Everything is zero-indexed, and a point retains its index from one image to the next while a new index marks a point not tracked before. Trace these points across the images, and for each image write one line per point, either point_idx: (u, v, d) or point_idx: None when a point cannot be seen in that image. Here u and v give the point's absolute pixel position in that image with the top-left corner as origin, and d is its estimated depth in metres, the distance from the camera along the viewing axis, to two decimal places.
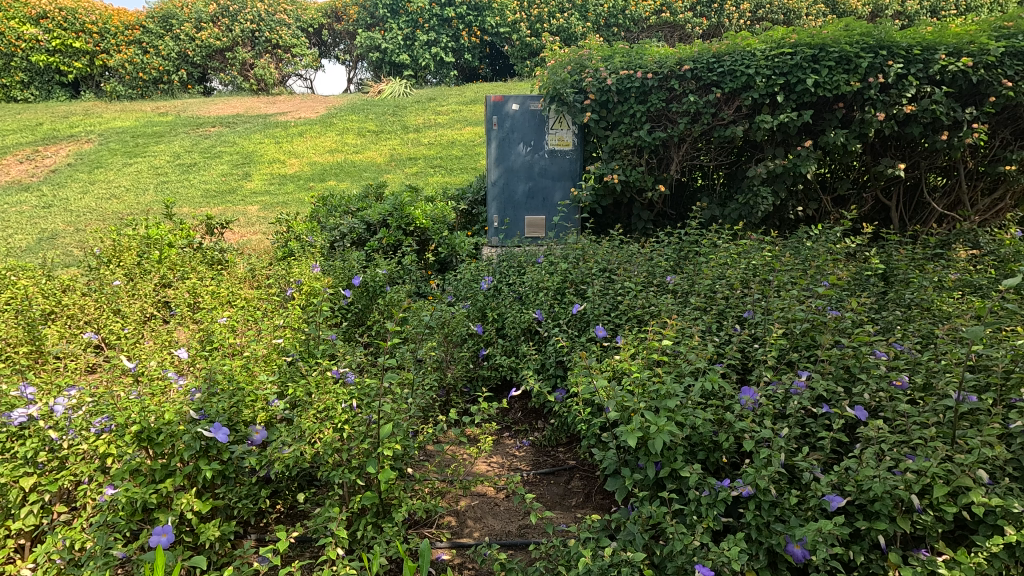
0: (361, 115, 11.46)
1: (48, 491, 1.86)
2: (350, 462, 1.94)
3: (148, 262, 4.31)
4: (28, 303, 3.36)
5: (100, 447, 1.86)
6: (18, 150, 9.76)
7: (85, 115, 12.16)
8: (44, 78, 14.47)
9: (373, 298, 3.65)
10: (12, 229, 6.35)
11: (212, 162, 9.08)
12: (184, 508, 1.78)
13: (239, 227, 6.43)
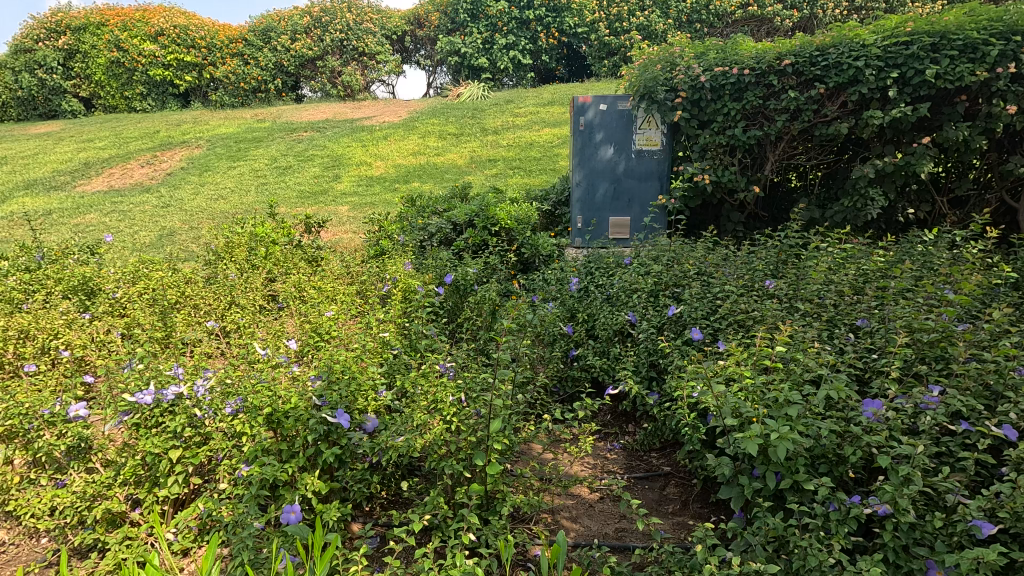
0: (442, 118, 11.79)
1: (191, 463, 2.04)
2: (459, 454, 2.00)
3: (257, 258, 4.62)
4: (158, 291, 3.68)
5: (237, 427, 2.03)
6: (139, 156, 10.80)
7: (194, 122, 13.30)
8: (159, 90, 15.92)
9: (464, 297, 3.74)
10: (138, 226, 7.04)
11: (305, 165, 9.64)
12: (307, 488, 1.89)
13: (332, 226, 6.79)
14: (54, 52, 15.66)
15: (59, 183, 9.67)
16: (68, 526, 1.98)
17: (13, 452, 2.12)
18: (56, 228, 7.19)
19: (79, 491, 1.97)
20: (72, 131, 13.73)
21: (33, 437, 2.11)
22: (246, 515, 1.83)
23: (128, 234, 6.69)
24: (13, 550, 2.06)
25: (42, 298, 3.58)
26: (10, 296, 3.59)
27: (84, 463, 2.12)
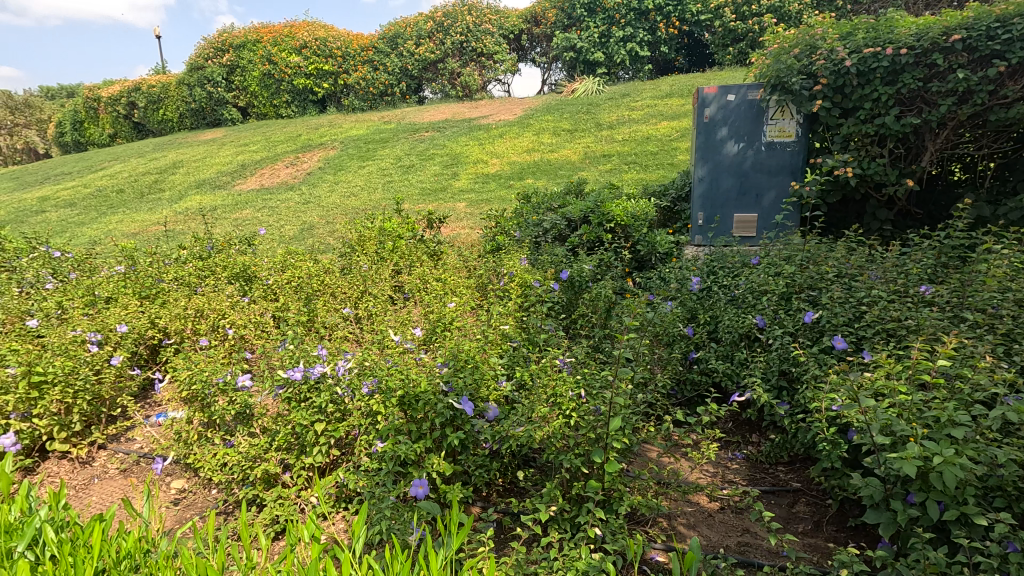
0: (557, 114, 11.84)
1: (334, 436, 2.23)
2: (578, 449, 2.02)
3: (384, 251, 4.95)
4: (302, 279, 4.05)
5: (373, 405, 2.20)
6: (285, 158, 12.04)
7: (331, 126, 14.56)
8: (301, 98, 17.58)
9: (578, 293, 3.74)
10: (285, 221, 7.86)
11: (427, 164, 10.16)
12: (433, 469, 1.99)
13: (451, 222, 7.10)
14: (219, 68, 17.92)
15: (222, 183, 11.07)
16: (233, 482, 2.24)
17: (192, 413, 2.46)
18: (220, 222, 8.24)
19: (243, 452, 2.23)
20: (232, 137, 15.66)
21: (208, 402, 2.42)
22: (380, 487, 1.97)
23: (276, 228, 7.49)
24: (190, 498, 2.37)
25: (211, 282, 4.11)
26: (187, 280, 4.17)
27: (246, 428, 2.40)
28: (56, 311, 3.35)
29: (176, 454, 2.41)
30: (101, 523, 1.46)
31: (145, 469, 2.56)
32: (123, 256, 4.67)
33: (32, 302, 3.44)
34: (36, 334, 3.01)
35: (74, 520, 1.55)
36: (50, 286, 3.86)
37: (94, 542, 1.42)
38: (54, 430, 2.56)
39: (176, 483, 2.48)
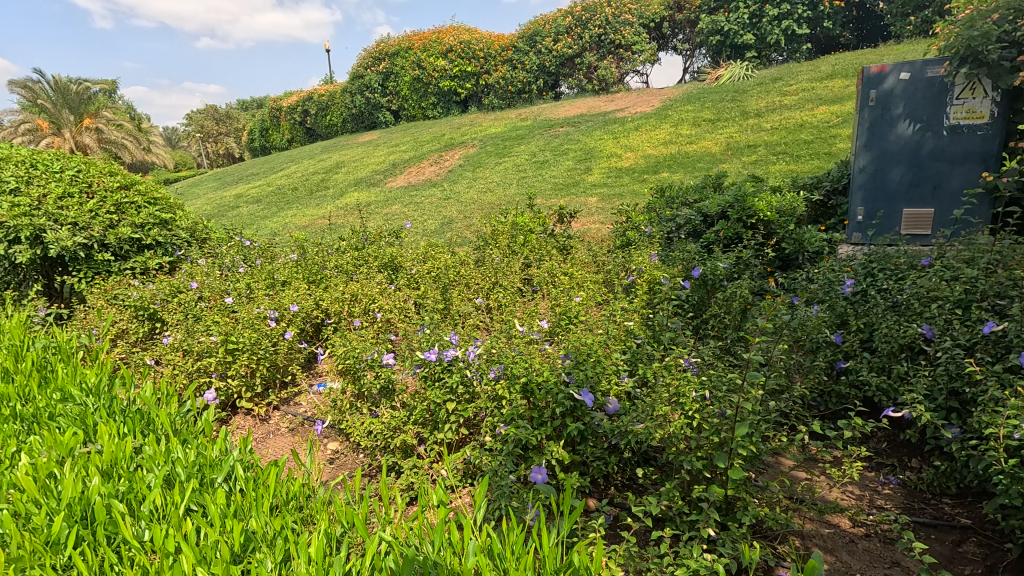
0: (698, 104, 11.28)
1: (462, 415, 2.40)
2: (700, 452, 1.96)
3: (516, 245, 5.12)
4: (441, 269, 4.33)
5: (499, 390, 2.32)
6: (429, 156, 12.93)
7: (472, 125, 15.33)
8: (445, 99, 18.99)
9: (711, 292, 3.57)
10: (428, 215, 8.46)
11: (561, 159, 10.26)
12: (552, 455, 2.05)
13: (582, 217, 7.12)
14: (376, 76, 19.93)
15: (375, 181, 12.21)
16: (377, 448, 2.51)
17: (345, 385, 2.79)
18: (373, 216, 9.12)
19: (385, 422, 2.48)
20: (386, 139, 17.18)
21: (359, 375, 2.74)
22: (503, 466, 2.08)
23: (420, 222, 8.10)
24: (342, 459, 2.69)
25: (364, 270, 4.59)
26: (345, 268, 4.69)
27: (388, 402, 2.66)
28: (245, 291, 3.97)
29: (331, 419, 2.75)
30: (275, 466, 1.74)
31: (308, 430, 2.95)
32: (296, 246, 5.38)
33: (228, 282, 4.12)
34: (230, 309, 3.60)
35: (256, 461, 1.86)
36: (241, 270, 4.58)
37: (269, 480, 1.70)
38: (242, 390, 3.06)
39: (331, 444, 2.83)
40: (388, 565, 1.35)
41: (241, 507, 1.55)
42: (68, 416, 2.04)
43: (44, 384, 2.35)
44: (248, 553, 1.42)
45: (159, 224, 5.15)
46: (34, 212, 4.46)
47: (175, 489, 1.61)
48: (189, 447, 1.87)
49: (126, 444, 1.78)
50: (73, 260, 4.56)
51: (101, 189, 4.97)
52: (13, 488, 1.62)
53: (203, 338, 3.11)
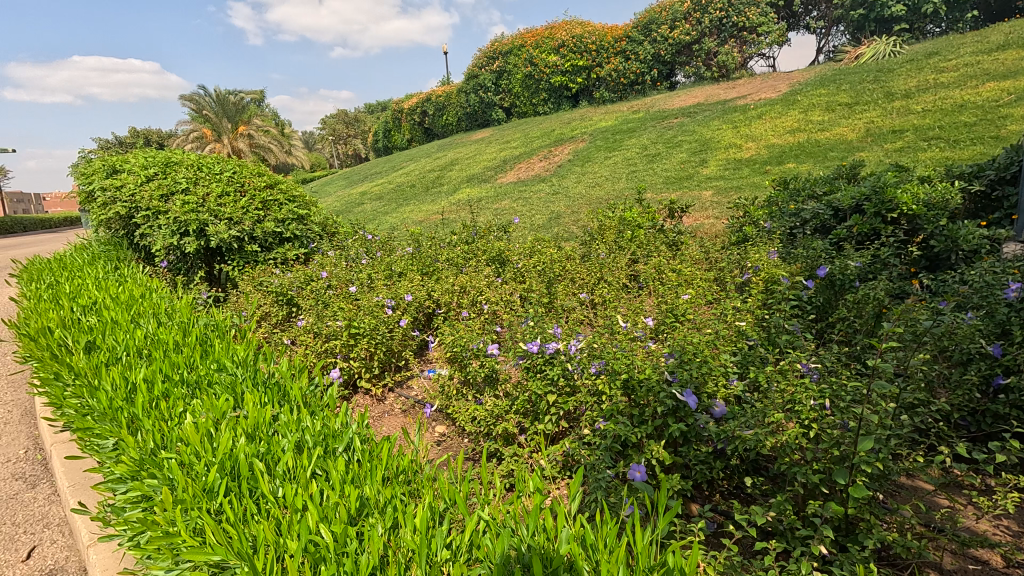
0: (832, 87, 10.28)
1: (562, 408, 2.42)
2: (818, 465, 1.81)
3: (623, 241, 4.98)
4: (547, 263, 4.37)
5: (599, 385, 2.31)
6: (539, 152, 13.08)
7: (582, 119, 15.27)
8: (556, 94, 19.74)
9: (840, 294, 3.25)
10: (536, 211, 8.57)
11: (674, 151, 9.88)
12: (653, 454, 2.00)
13: (695, 212, 6.80)
14: (489, 75, 21.48)
15: (487, 177, 12.62)
16: (480, 434, 2.60)
17: (453, 372, 2.92)
18: (484, 211, 9.45)
19: (489, 409, 2.56)
20: (498, 136, 17.67)
21: (465, 363, 2.86)
22: (601, 461, 2.06)
23: (528, 217, 8.25)
24: (448, 442, 2.83)
25: (473, 263, 4.78)
26: (456, 261, 4.92)
27: (492, 390, 2.75)
28: (366, 281, 4.31)
29: (439, 403, 2.90)
30: (387, 441, 1.88)
31: (418, 413, 3.14)
32: (412, 240, 5.74)
33: (353, 272, 4.49)
34: (353, 297, 3.93)
35: (372, 436, 2.03)
36: (364, 261, 4.98)
37: (382, 454, 1.84)
38: (361, 371, 3.32)
39: (439, 427, 2.98)
40: (485, 543, 1.42)
41: (358, 475, 1.70)
42: (222, 384, 2.37)
43: (204, 356, 2.74)
44: (362, 517, 1.56)
45: (297, 219, 5.75)
46: (200, 209, 5.18)
47: (304, 454, 1.80)
48: (317, 418, 2.09)
49: (266, 411, 2.03)
50: (228, 251, 5.24)
51: (251, 188, 5.64)
52: (180, 442, 1.91)
53: (330, 322, 3.43)
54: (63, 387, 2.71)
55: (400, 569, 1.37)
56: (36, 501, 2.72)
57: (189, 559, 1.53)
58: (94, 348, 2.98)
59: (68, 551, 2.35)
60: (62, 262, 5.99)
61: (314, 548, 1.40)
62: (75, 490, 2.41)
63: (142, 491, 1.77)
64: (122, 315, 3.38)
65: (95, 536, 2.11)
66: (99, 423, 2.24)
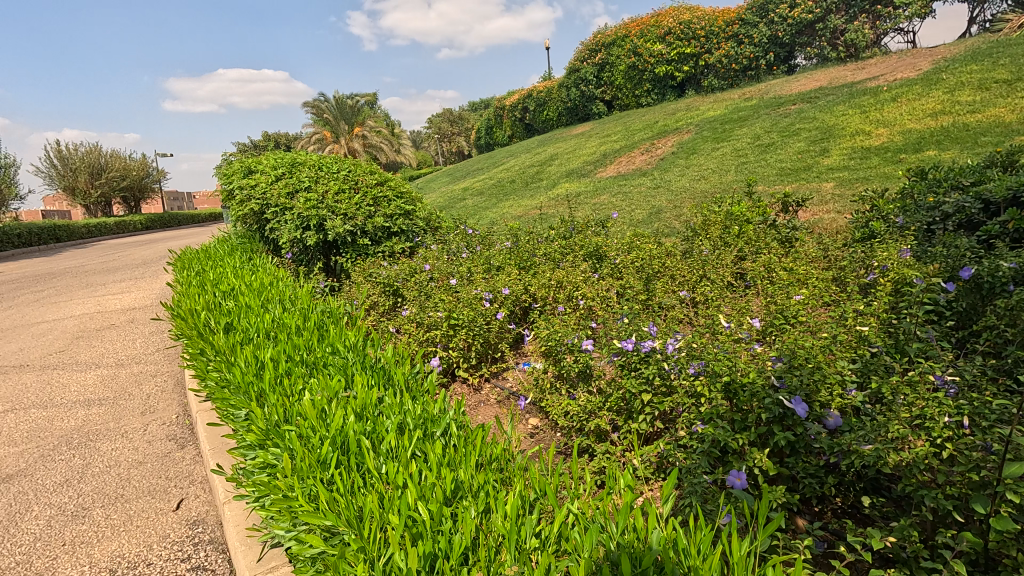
0: (987, 62, 9.00)
1: (658, 408, 2.34)
2: (952, 489, 1.60)
3: (729, 237, 4.70)
4: (645, 259, 4.25)
5: (698, 386, 2.21)
6: (641, 145, 12.73)
7: (688, 109, 14.65)
8: (661, 84, 19.24)
9: (989, 298, 2.83)
10: (636, 205, 8.36)
11: (790, 141, 9.16)
12: (755, 462, 1.88)
13: (813, 205, 6.27)
14: (591, 68, 21.41)
15: (586, 171, 12.51)
16: (573, 429, 2.59)
17: (547, 365, 2.94)
18: (582, 206, 9.40)
19: (581, 405, 2.53)
20: (599, 129, 17.45)
21: (559, 358, 2.86)
22: (697, 466, 1.97)
23: (628, 211, 8.08)
24: (540, 434, 2.85)
25: (570, 259, 4.77)
26: (553, 256, 4.95)
27: (585, 386, 2.73)
28: (466, 274, 4.46)
29: (533, 396, 2.93)
30: (482, 429, 1.95)
31: (512, 404, 3.20)
32: (510, 234, 5.85)
33: (453, 266, 4.66)
34: (454, 289, 4.08)
35: (468, 423, 2.11)
36: (465, 255, 5.15)
37: (477, 441, 1.91)
38: (459, 360, 3.45)
39: (532, 419, 3.01)
40: (574, 535, 1.43)
41: (453, 459, 1.78)
42: (336, 366, 2.58)
43: (322, 339, 3.00)
44: (457, 500, 1.63)
45: (404, 214, 6.08)
46: (320, 205, 5.65)
47: (405, 435, 1.92)
48: (418, 402, 2.21)
49: (373, 393, 2.18)
50: (343, 244, 5.66)
51: (364, 185, 6.04)
52: (300, 417, 2.11)
53: (431, 313, 3.59)
54: (206, 362, 3.09)
55: (492, 552, 1.42)
56: (184, 460, 3.13)
57: (305, 523, 1.69)
58: (231, 329, 3.36)
59: (209, 506, 2.69)
60: (207, 252, 6.81)
61: (412, 524, 1.49)
62: (214, 453, 2.74)
63: (266, 458, 1.98)
64: (254, 300, 3.78)
65: (230, 494, 2.40)
66: (234, 395, 2.53)
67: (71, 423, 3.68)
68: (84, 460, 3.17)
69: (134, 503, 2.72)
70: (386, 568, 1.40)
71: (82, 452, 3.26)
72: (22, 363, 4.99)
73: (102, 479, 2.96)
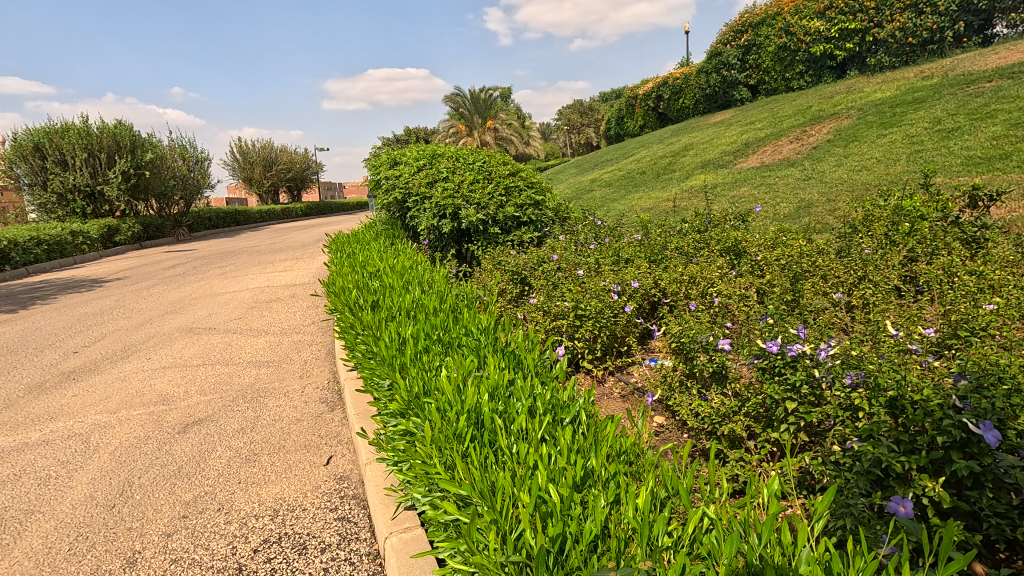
0: None
1: (804, 419, 2.10)
2: None
3: (897, 235, 4.15)
4: (792, 257, 3.88)
5: (857, 398, 1.97)
6: (790, 133, 11.62)
7: (849, 92, 13.13)
8: (817, 65, 17.48)
9: None
10: (781, 198, 7.70)
11: (982, 125, 7.82)
12: (926, 491, 1.63)
13: (1010, 199, 5.31)
14: (735, 51, 20.26)
15: (724, 162, 11.73)
16: (703, 431, 2.43)
17: (677, 363, 2.78)
18: (719, 199, 8.84)
19: (714, 407, 2.36)
20: (740, 117, 16.30)
21: (691, 356, 2.68)
22: (851, 487, 1.76)
23: (771, 205, 7.44)
24: (666, 434, 2.74)
25: (704, 254, 4.51)
26: (686, 251, 4.72)
27: (719, 388, 2.53)
28: (594, 266, 4.41)
29: (661, 393, 2.80)
30: (611, 420, 1.93)
31: (637, 400, 3.11)
32: (640, 226, 5.69)
33: (582, 257, 4.64)
34: (581, 280, 4.05)
35: (596, 413, 2.10)
36: (593, 246, 5.10)
37: (606, 432, 1.90)
38: (584, 351, 3.43)
39: (657, 417, 2.90)
40: (710, 540, 1.37)
41: (583, 447, 1.78)
42: (470, 346, 2.71)
43: (456, 321, 3.16)
44: (587, 487, 1.64)
45: (534, 205, 6.17)
46: (456, 194, 5.92)
47: (536, 418, 1.97)
48: (547, 388, 2.24)
49: (504, 375, 2.25)
50: (475, 232, 5.90)
51: (497, 175, 6.21)
52: (437, 391, 2.25)
53: (558, 302, 3.60)
54: (355, 335, 3.41)
55: (622, 544, 1.41)
56: (333, 421, 3.50)
57: (441, 490, 1.81)
58: (376, 307, 3.67)
59: (353, 464, 2.97)
60: (356, 237, 7.48)
61: (543, 504, 1.53)
62: (359, 418, 3.03)
63: (407, 427, 2.14)
64: (397, 282, 4.08)
65: (371, 456, 2.63)
66: (379, 365, 2.77)
67: (245, 380, 4.28)
68: (255, 413, 3.67)
69: (293, 455, 3.09)
70: (517, 543, 1.46)
71: (253, 406, 3.77)
72: (211, 326, 5.89)
73: (269, 431, 3.40)
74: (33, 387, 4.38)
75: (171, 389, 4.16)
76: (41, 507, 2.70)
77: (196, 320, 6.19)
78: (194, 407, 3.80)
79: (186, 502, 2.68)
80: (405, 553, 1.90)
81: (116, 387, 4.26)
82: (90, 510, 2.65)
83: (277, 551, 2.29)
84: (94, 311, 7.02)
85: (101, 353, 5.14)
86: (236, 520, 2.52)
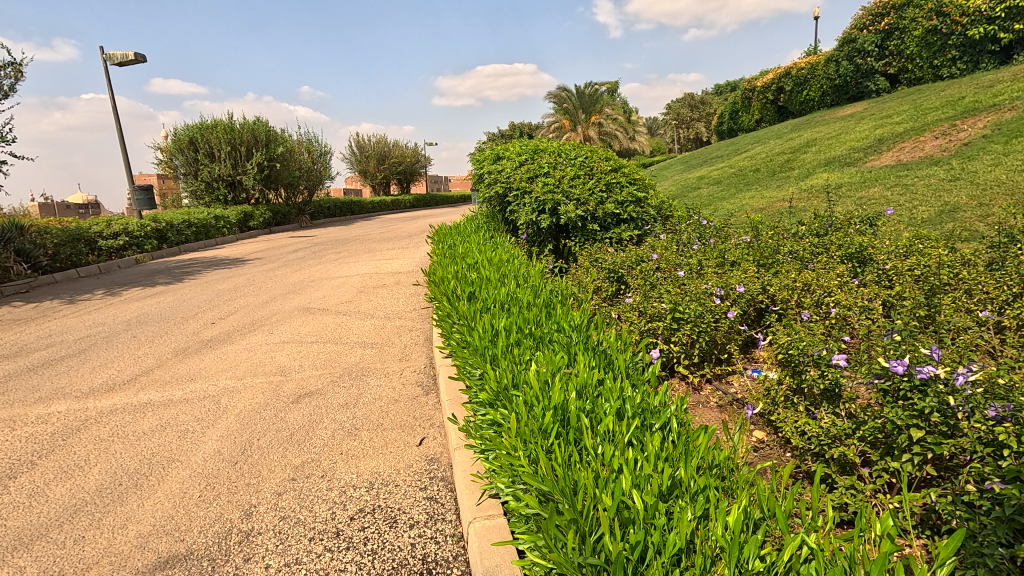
0: None
1: (932, 451, 1.87)
2: None
3: None
4: (929, 266, 3.44)
5: (1002, 434, 1.70)
6: (936, 127, 10.30)
7: (1014, 80, 11.39)
8: (975, 49, 15.30)
9: None
10: (919, 201, 6.86)
11: None
12: None
13: None
14: (873, 37, 18.48)
15: (852, 160, 10.67)
16: (810, 453, 2.23)
17: (782, 376, 2.56)
18: (843, 200, 8.08)
19: (823, 427, 2.15)
20: (875, 110, 14.76)
21: (799, 370, 2.46)
22: (990, 535, 1.53)
23: (906, 208, 6.67)
24: (765, 450, 2.57)
25: (823, 259, 4.13)
26: (801, 255, 4.36)
27: (830, 407, 2.32)
28: (695, 267, 4.22)
29: (761, 407, 2.61)
30: (706, 432, 1.83)
31: (735, 412, 2.94)
32: (750, 227, 5.33)
33: (682, 257, 4.45)
34: (681, 282, 3.88)
35: (689, 421, 2.00)
36: (696, 247, 4.87)
37: (698, 443, 1.80)
38: (680, 356, 3.30)
39: (756, 432, 2.73)
40: None
41: (672, 455, 1.72)
42: (559, 343, 2.70)
43: (549, 316, 3.16)
44: (674, 497, 1.58)
45: (635, 201, 6.01)
46: (556, 189, 5.92)
47: (623, 422, 1.93)
48: (638, 391, 2.18)
49: (593, 374, 2.22)
50: (573, 228, 5.89)
51: (599, 171, 6.10)
52: (525, 384, 2.28)
53: (655, 303, 3.46)
54: (452, 324, 3.53)
55: (707, 563, 1.35)
56: (427, 405, 3.66)
57: (523, 482, 1.84)
58: (472, 298, 3.77)
59: (443, 448, 3.09)
60: (458, 229, 7.74)
61: (625, 510, 1.50)
62: (452, 404, 3.14)
63: (495, 417, 2.19)
64: (493, 274, 4.17)
65: (460, 442, 2.73)
66: (472, 355, 2.85)
67: (352, 359, 4.61)
68: (358, 390, 3.94)
69: (389, 433, 3.27)
70: (596, 546, 1.45)
71: (357, 384, 4.04)
72: (324, 307, 6.39)
73: (369, 408, 3.63)
74: (179, 351, 5.01)
75: (288, 362, 4.58)
76: (179, 457, 3.08)
77: (313, 300, 6.75)
78: (306, 380, 4.16)
79: (295, 466, 2.94)
80: (488, 540, 1.95)
81: (245, 356, 4.77)
82: (217, 464, 2.99)
83: (370, 521, 2.45)
84: (230, 288, 7.86)
85: (233, 326, 5.76)
86: (337, 487, 2.73)
